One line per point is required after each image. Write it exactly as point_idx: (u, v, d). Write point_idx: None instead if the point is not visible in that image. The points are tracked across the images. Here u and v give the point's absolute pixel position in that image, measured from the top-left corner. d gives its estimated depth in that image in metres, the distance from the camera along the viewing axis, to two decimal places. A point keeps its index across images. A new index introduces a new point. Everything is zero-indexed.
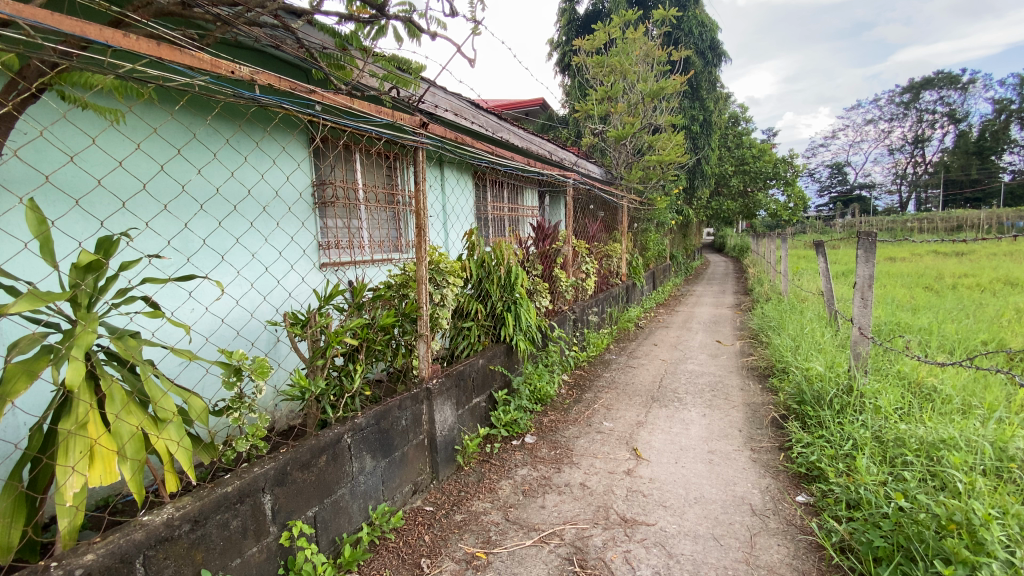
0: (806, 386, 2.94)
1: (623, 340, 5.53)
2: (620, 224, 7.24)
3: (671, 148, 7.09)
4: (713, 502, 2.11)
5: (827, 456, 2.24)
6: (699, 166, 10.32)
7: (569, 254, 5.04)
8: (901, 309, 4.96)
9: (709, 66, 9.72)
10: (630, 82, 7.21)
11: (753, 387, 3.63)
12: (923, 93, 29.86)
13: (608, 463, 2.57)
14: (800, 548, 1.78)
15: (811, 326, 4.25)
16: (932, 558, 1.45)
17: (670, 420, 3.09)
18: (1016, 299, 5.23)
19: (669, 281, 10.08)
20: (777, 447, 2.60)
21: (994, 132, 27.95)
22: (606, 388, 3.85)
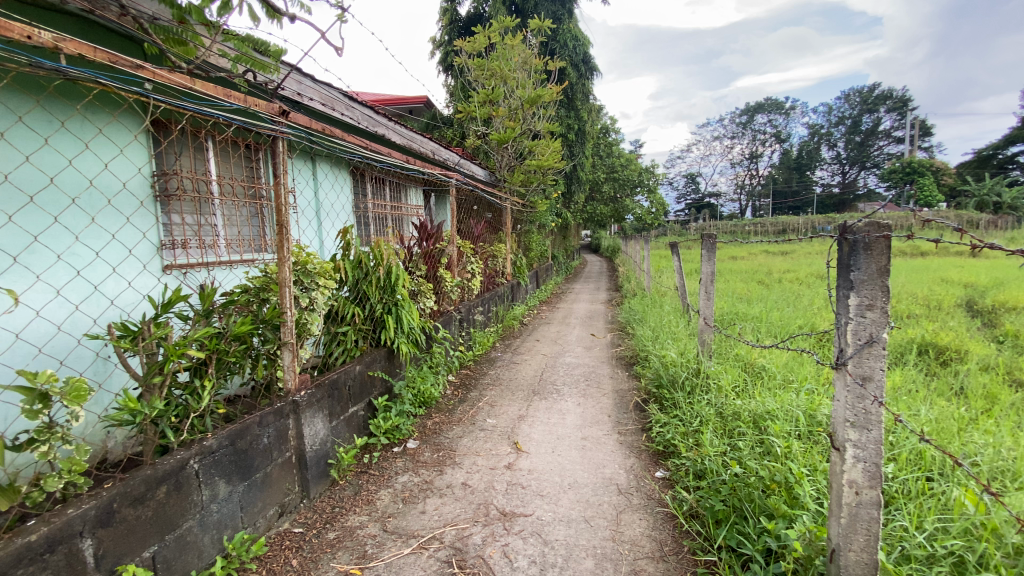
0: (663, 371, 3.27)
1: (508, 337, 5.65)
2: (504, 225, 7.40)
3: (549, 154, 7.38)
4: (586, 486, 2.24)
5: (680, 433, 2.51)
6: (576, 171, 10.93)
7: (454, 254, 5.00)
8: (739, 300, 5.75)
9: (583, 78, 10.31)
10: (510, 88, 7.38)
11: (622, 375, 3.94)
12: (755, 117, 34.98)
13: (489, 460, 2.60)
14: (657, 519, 1.96)
15: (669, 318, 4.74)
16: (760, 515, 1.68)
17: (549, 412, 3.23)
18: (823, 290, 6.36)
19: (551, 280, 10.53)
20: (641, 429, 2.85)
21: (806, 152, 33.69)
22: (490, 385, 3.90)
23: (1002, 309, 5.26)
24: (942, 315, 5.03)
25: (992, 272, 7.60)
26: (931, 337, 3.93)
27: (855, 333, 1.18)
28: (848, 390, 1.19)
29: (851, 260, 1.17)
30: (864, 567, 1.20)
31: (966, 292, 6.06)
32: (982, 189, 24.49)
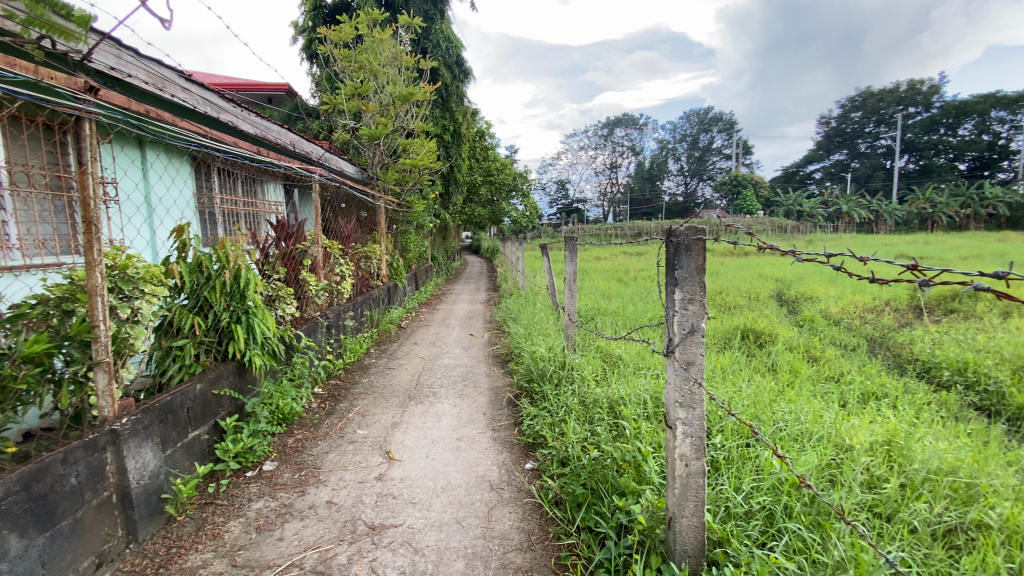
0: (534, 366, 3.41)
1: (384, 342, 5.43)
2: (377, 225, 7.11)
3: (424, 154, 7.19)
4: (458, 487, 2.24)
5: (548, 424, 2.64)
6: (452, 172, 10.90)
7: (319, 255, 4.67)
8: (602, 297, 6.25)
9: (458, 80, 10.28)
10: (380, 83, 7.09)
11: (498, 373, 4.03)
12: (615, 130, 38.30)
13: (358, 473, 2.47)
14: (526, 510, 2.03)
15: (540, 315, 4.97)
16: (613, 493, 1.83)
17: (423, 416, 3.17)
18: None
19: (430, 281, 10.37)
20: (513, 424, 2.93)
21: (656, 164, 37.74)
22: (362, 394, 3.70)
23: (801, 298, 6.43)
24: (761, 305, 5.98)
25: (796, 268, 9.24)
26: (752, 325, 4.66)
27: (680, 324, 1.33)
28: (677, 374, 1.34)
29: (675, 260, 1.30)
30: (694, 529, 1.37)
31: (778, 285, 7.29)
32: (787, 201, 29.75)
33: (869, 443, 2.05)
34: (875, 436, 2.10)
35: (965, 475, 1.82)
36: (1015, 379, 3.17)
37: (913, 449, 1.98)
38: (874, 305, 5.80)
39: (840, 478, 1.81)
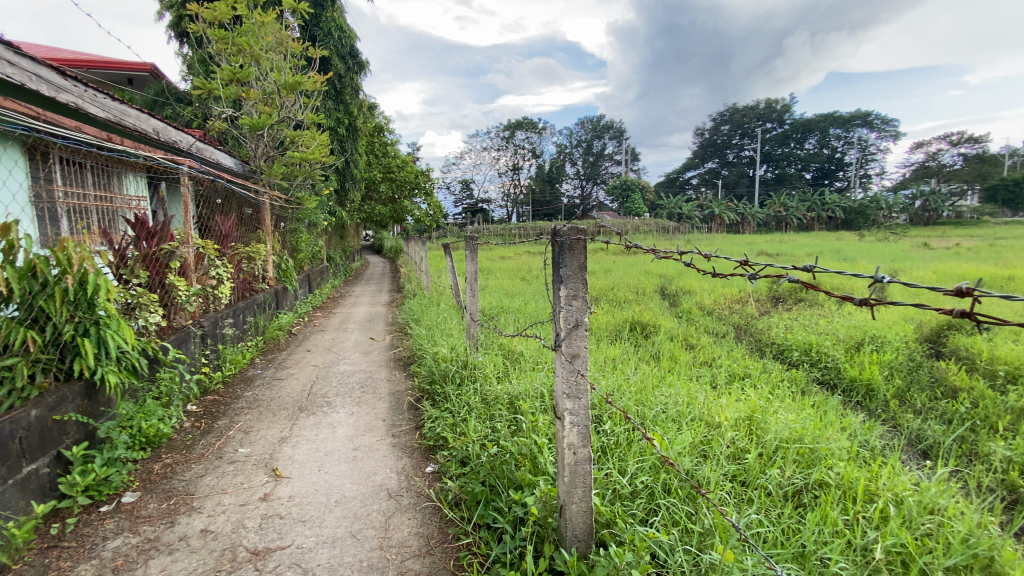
0: (435, 367, 3.35)
1: (272, 351, 5.01)
2: (262, 223, 6.54)
3: (315, 148, 6.73)
4: (354, 499, 2.14)
5: (448, 425, 2.61)
6: (348, 168, 10.36)
7: (190, 256, 4.18)
8: (506, 295, 6.32)
9: (352, 72, 9.77)
10: (263, 70, 6.51)
11: (398, 377, 3.90)
12: (515, 132, 39.06)
13: (239, 496, 2.25)
14: (425, 514, 2.00)
15: (444, 316, 4.90)
16: (510, 488, 1.86)
17: (316, 428, 2.98)
18: None
19: (326, 283, 9.77)
20: (414, 428, 2.85)
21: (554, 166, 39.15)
22: (245, 409, 3.38)
23: (683, 292, 7.05)
24: (650, 300, 6.45)
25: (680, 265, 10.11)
26: (643, 318, 5.00)
27: (565, 318, 1.38)
28: (563, 367, 1.40)
29: (559, 258, 1.35)
30: (583, 514, 1.44)
31: (663, 281, 7.93)
32: (670, 203, 32.50)
33: (734, 418, 2.31)
34: (739, 412, 2.36)
35: (807, 442, 2.12)
36: (846, 356, 3.76)
37: (768, 421, 2.26)
38: (741, 296, 6.55)
39: (710, 452, 2.02)
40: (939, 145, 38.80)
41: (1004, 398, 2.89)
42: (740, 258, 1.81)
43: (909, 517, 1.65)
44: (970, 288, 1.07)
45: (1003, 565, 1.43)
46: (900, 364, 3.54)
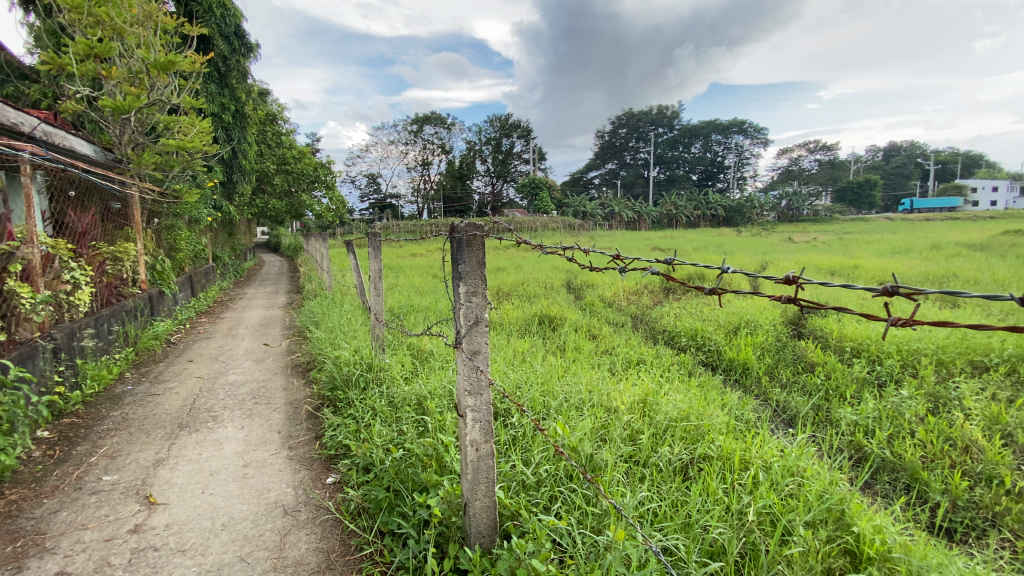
0: (337, 372, 3.17)
1: (146, 363, 4.44)
2: (132, 219, 5.77)
3: (195, 136, 6.03)
4: (243, 520, 1.96)
5: (351, 432, 2.49)
6: (235, 158, 9.47)
7: (38, 258, 3.56)
8: (414, 294, 6.15)
9: (239, 54, 8.87)
10: (128, 45, 5.70)
11: (297, 384, 3.64)
12: (422, 126, 38.21)
13: (103, 530, 1.97)
14: (325, 528, 1.89)
15: (347, 317, 4.66)
16: (415, 491, 1.82)
17: (200, 446, 2.69)
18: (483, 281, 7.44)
19: (212, 285, 8.86)
20: (313, 437, 2.68)
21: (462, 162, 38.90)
22: (112, 431, 2.96)
23: (588, 286, 7.35)
24: (558, 294, 6.64)
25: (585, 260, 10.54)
26: (552, 313, 5.12)
27: (466, 316, 1.37)
28: (464, 365, 1.39)
29: (458, 255, 1.33)
30: (487, 509, 1.44)
31: (569, 276, 8.22)
32: (575, 201, 33.82)
33: (630, 402, 2.46)
34: (634, 396, 2.51)
35: (693, 419, 2.32)
36: (728, 341, 4.16)
37: (660, 403, 2.44)
38: (638, 288, 6.99)
39: (609, 436, 2.13)
40: (798, 152, 44.40)
41: (849, 370, 3.39)
42: (614, 252, 2.22)
43: (776, 480, 1.87)
44: (797, 275, 1.42)
45: (847, 514, 1.68)
46: (769, 345, 3.99)
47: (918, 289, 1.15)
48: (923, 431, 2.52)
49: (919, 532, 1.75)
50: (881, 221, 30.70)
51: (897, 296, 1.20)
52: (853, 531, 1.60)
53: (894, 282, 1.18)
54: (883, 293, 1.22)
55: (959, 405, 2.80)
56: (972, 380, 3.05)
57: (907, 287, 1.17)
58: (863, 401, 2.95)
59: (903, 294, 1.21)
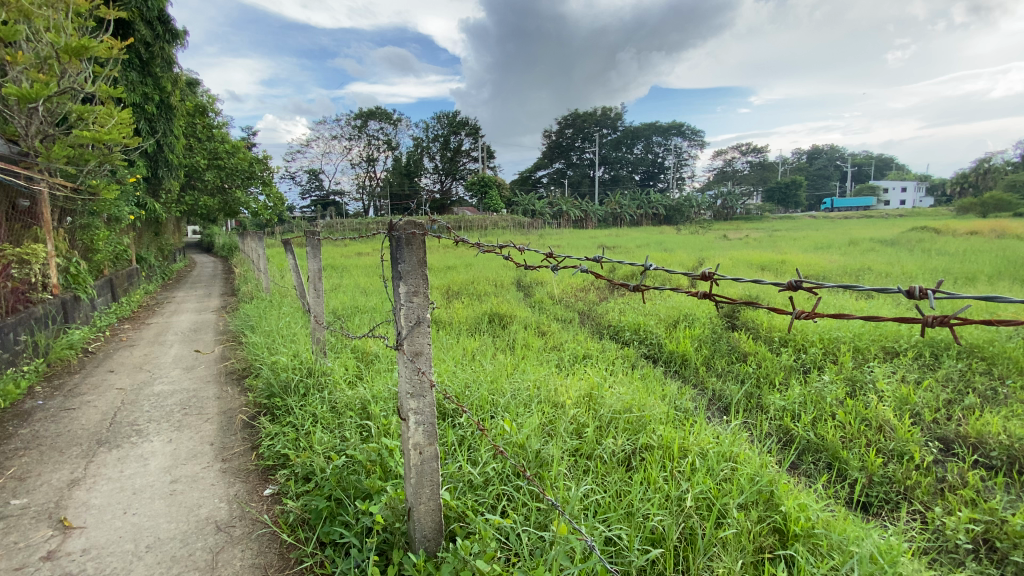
0: (274, 379, 3.01)
1: (59, 376, 4.04)
2: (40, 218, 5.24)
3: (114, 128, 5.55)
4: (171, 540, 1.83)
5: (290, 441, 2.38)
6: (160, 152, 8.80)
7: None
8: (359, 294, 5.96)
9: (164, 41, 8.25)
10: (32, 27, 5.16)
11: (231, 392, 3.44)
12: (367, 121, 37.14)
13: (8, 560, 1.77)
14: (262, 543, 1.80)
15: (286, 320, 4.45)
16: (357, 499, 1.76)
17: (122, 463, 2.48)
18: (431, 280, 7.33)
19: (136, 288, 8.21)
20: (249, 448, 2.53)
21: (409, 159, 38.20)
22: (18, 452, 2.67)
23: (537, 284, 7.41)
24: (507, 292, 6.65)
25: None
26: (501, 312, 5.12)
27: (406, 317, 1.34)
28: (405, 367, 1.36)
29: (397, 254, 1.30)
30: (432, 513, 1.42)
31: (518, 274, 8.25)
32: (523, 199, 34.05)
33: (575, 397, 2.50)
34: (580, 391, 2.56)
35: (635, 411, 2.39)
36: (669, 334, 4.32)
37: (604, 396, 2.50)
38: (585, 285, 7.12)
39: (555, 431, 2.15)
40: (732, 154, 46.89)
41: (778, 359, 3.61)
42: (547, 251, 2.44)
43: (711, 466, 1.96)
44: (712, 272, 1.66)
45: (776, 495, 1.78)
46: (706, 337, 4.18)
47: (816, 284, 1.41)
48: (842, 413, 2.73)
49: (839, 508, 1.89)
50: (806, 220, 32.98)
51: (800, 290, 1.45)
52: (781, 511, 1.70)
53: (797, 278, 1.44)
54: (788, 287, 1.47)
55: (873, 387, 3.06)
56: (884, 365, 3.34)
57: (807, 282, 1.43)
58: (791, 387, 3.16)
59: (803, 288, 1.46)
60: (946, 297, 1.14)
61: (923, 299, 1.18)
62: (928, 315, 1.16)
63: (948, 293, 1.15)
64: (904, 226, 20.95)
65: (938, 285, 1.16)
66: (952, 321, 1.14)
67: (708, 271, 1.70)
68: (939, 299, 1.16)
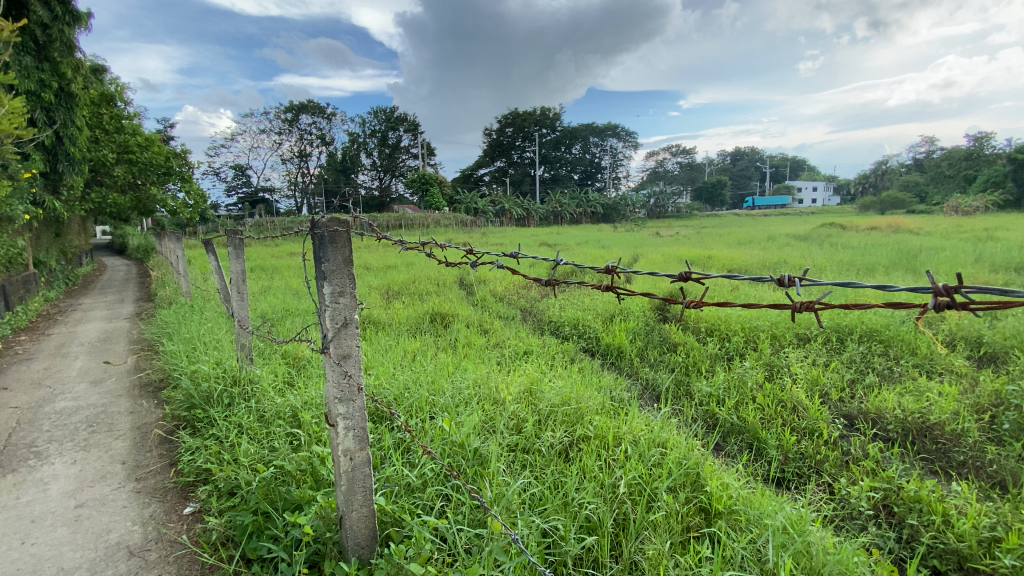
0: (194, 390, 2.80)
1: None
2: None
3: (5, 117, 4.95)
4: (77, 571, 1.67)
5: (213, 454, 2.23)
6: (60, 145, 7.94)
7: None
8: (291, 296, 5.67)
9: (64, 22, 7.45)
10: None
11: (146, 405, 3.16)
12: (299, 115, 35.45)
13: None
14: (182, 566, 1.67)
15: (210, 326, 4.15)
16: (287, 512, 1.68)
17: (16, 489, 2.22)
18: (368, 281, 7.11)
19: (33, 295, 7.37)
20: (167, 465, 2.34)
21: (345, 155, 36.88)
22: None
23: (479, 282, 7.39)
24: (448, 291, 6.58)
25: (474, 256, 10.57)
26: (442, 311, 5.06)
27: (333, 318, 1.29)
28: (332, 371, 1.30)
29: (320, 252, 1.24)
30: (365, 519, 1.38)
31: (459, 272, 8.18)
32: (465, 198, 33.82)
33: (515, 393, 2.51)
34: (520, 386, 2.58)
35: (573, 403, 2.44)
36: (606, 328, 4.45)
37: (544, 391, 2.53)
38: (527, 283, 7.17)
39: (495, 428, 2.16)
40: (664, 155, 49.03)
41: (705, 348, 3.83)
42: (467, 248, 2.62)
43: (643, 452, 2.04)
44: (614, 266, 1.92)
45: (701, 476, 1.89)
46: (640, 329, 4.35)
47: (702, 275, 1.71)
48: (761, 396, 2.93)
49: (757, 485, 2.04)
50: (732, 218, 35.05)
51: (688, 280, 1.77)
52: (706, 491, 1.80)
53: (687, 270, 1.73)
54: (680, 278, 1.78)
55: (788, 371, 3.31)
56: (798, 350, 3.62)
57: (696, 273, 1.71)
58: (716, 373, 3.35)
59: (692, 279, 1.80)
60: (809, 286, 1.46)
61: (791, 285, 1.50)
62: (796, 300, 1.47)
63: (807, 282, 1.48)
64: (815, 223, 22.81)
65: (800, 275, 1.49)
66: (815, 304, 1.45)
67: (611, 266, 1.93)
68: (801, 286, 1.49)
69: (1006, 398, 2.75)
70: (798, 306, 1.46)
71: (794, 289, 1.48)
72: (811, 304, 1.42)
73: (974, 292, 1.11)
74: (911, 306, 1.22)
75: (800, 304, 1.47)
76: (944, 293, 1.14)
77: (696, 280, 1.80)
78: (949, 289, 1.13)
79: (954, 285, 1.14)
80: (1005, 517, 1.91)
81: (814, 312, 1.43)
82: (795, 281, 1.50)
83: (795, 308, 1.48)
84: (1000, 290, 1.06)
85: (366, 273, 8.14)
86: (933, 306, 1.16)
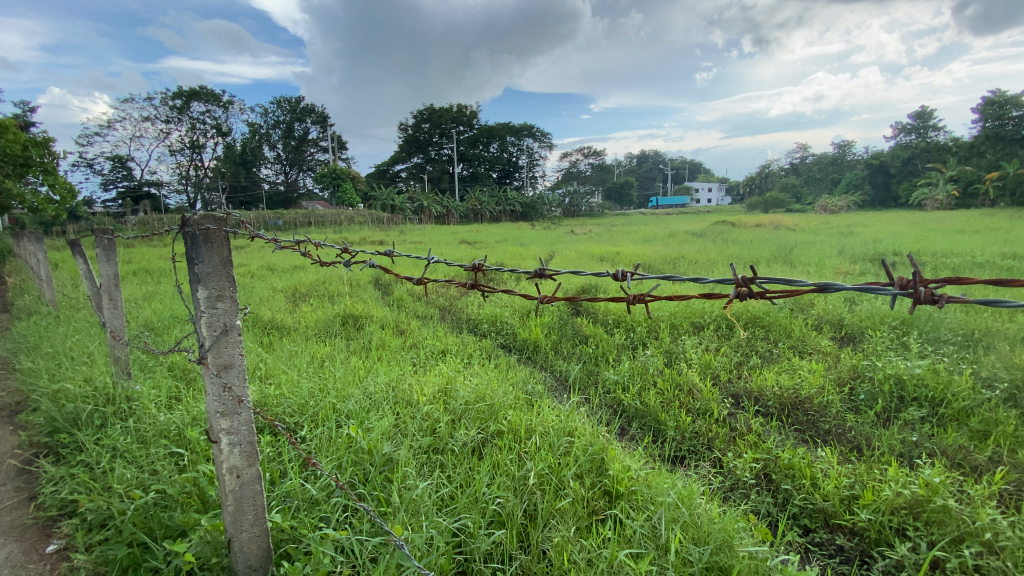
0: (58, 410, 2.45)
1: None
2: None
3: None
4: None
5: (82, 483, 1.96)
6: None
7: None
8: (182, 301, 5.15)
9: None
10: None
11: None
12: (190, 103, 32.32)
13: None
14: None
15: (80, 339, 3.65)
16: (170, 539, 1.52)
17: None
18: (273, 283, 6.65)
19: None
20: (23, 499, 2.03)
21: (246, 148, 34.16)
22: None
23: (393, 281, 7.18)
24: (361, 291, 6.34)
25: None
26: (353, 313, 4.85)
27: (210, 325, 1.19)
28: (212, 383, 1.20)
29: (193, 254, 1.13)
30: (257, 539, 1.30)
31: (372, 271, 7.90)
32: (381, 195, 32.68)
33: (430, 394, 2.48)
34: (434, 386, 2.55)
35: (486, 400, 2.44)
36: (520, 324, 4.52)
37: (458, 389, 2.52)
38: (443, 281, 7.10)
39: (406, 432, 2.12)
40: (577, 155, 50.81)
41: (611, 339, 4.03)
42: (341, 246, 2.53)
43: (552, 442, 2.11)
44: (479, 264, 2.08)
45: (605, 461, 1.99)
46: (554, 323, 4.47)
47: (552, 271, 1.89)
48: (661, 382, 3.15)
49: (655, 465, 2.18)
50: (642, 216, 36.99)
51: (544, 277, 1.93)
52: (609, 475, 1.90)
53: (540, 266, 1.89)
54: (536, 275, 1.95)
55: (684, 357, 3.58)
56: (693, 338, 3.93)
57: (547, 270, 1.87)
58: (621, 363, 3.54)
59: (547, 275, 1.96)
60: (638, 280, 1.69)
61: (624, 280, 1.74)
62: (629, 292, 1.71)
63: (635, 276, 1.72)
64: (713, 220, 24.75)
65: (631, 270, 1.72)
66: (644, 297, 1.69)
67: (477, 264, 2.06)
68: (633, 281, 1.72)
69: (860, 372, 3.19)
70: (631, 299, 1.69)
71: (626, 282, 1.72)
72: (641, 296, 1.65)
73: (765, 282, 1.35)
74: (721, 296, 1.46)
75: (633, 296, 1.70)
76: (744, 284, 1.38)
77: (549, 275, 1.96)
78: (747, 280, 1.37)
79: (751, 276, 1.38)
80: (860, 476, 2.21)
81: (644, 303, 1.67)
82: (627, 275, 1.72)
83: (630, 300, 1.71)
84: (783, 280, 1.30)
85: (271, 274, 7.60)
86: (737, 295, 1.39)
